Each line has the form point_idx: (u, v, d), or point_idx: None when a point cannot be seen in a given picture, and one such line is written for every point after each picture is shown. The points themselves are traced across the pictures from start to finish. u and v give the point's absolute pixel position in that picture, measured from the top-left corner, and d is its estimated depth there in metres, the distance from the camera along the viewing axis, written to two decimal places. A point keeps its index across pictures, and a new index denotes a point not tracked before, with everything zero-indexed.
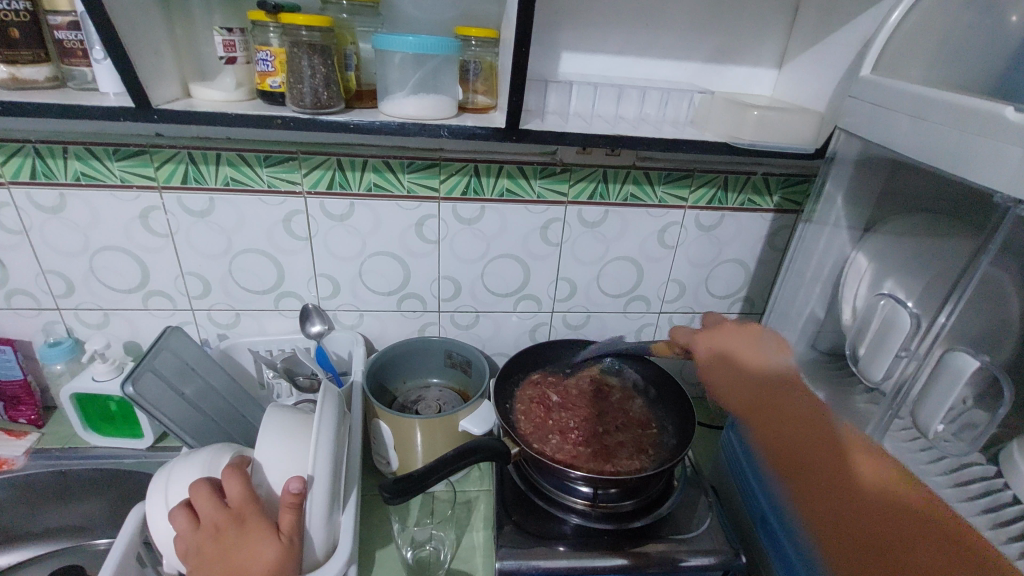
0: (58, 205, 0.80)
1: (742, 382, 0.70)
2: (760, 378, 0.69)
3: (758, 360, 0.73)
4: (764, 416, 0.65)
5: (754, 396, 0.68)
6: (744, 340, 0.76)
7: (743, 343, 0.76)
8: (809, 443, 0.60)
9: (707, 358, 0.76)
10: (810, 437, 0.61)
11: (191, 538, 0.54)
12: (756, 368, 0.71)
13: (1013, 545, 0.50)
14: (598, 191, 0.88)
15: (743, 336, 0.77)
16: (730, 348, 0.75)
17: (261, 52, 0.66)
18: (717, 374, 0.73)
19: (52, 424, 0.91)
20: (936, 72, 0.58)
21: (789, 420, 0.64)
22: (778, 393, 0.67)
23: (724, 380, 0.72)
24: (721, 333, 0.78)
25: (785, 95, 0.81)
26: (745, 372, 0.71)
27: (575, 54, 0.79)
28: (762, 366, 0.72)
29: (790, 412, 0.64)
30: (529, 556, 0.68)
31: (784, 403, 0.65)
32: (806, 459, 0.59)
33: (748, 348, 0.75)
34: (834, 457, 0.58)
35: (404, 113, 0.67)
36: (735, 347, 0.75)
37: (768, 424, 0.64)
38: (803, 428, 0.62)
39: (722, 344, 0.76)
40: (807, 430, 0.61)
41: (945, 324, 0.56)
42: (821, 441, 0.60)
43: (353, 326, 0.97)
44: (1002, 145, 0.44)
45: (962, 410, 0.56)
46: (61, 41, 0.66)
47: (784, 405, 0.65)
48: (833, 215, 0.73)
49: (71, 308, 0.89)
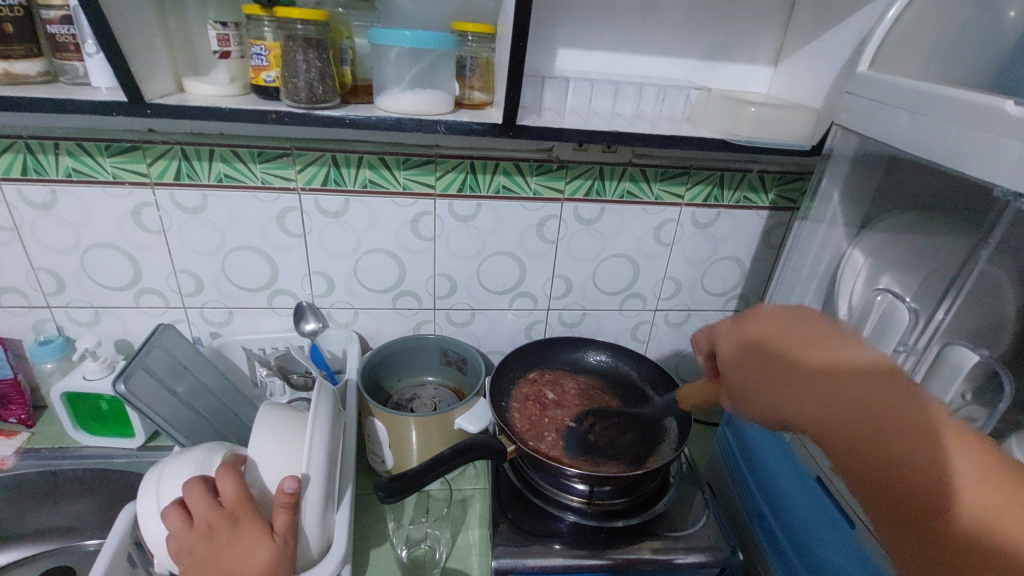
0: (49, 201, 0.79)
1: (787, 384, 0.53)
2: (824, 360, 0.52)
3: (816, 337, 0.55)
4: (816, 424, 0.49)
5: (810, 400, 0.50)
6: (791, 321, 0.59)
7: (798, 326, 0.58)
8: (874, 459, 0.44)
9: (752, 359, 0.59)
10: (872, 451, 0.44)
11: (184, 538, 0.53)
12: (813, 347, 0.54)
13: None
14: (594, 189, 0.87)
15: (791, 319, 0.59)
16: (774, 335, 0.59)
17: (256, 47, 0.65)
18: (758, 367, 0.58)
19: (43, 424, 0.90)
20: (931, 68, 0.59)
21: (874, 440, 0.44)
22: (831, 387, 0.49)
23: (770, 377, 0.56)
24: (764, 316, 0.62)
25: (781, 92, 0.81)
26: (802, 363, 0.53)
27: (572, 50, 0.79)
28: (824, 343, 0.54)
29: (858, 421, 0.46)
30: (525, 554, 0.68)
31: (858, 390, 0.47)
32: (881, 483, 0.43)
33: (808, 331, 0.57)
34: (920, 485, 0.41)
35: (400, 108, 0.67)
36: (781, 331, 0.58)
37: (836, 442, 0.47)
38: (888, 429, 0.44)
39: (767, 333, 0.59)
40: (875, 444, 0.44)
41: (943, 319, 0.56)
42: (907, 450, 0.42)
43: (347, 324, 0.96)
44: (1001, 139, 0.44)
45: (961, 405, 0.55)
46: (54, 35, 0.65)
47: (844, 409, 0.47)
48: (830, 212, 0.72)
49: (62, 306, 0.88)
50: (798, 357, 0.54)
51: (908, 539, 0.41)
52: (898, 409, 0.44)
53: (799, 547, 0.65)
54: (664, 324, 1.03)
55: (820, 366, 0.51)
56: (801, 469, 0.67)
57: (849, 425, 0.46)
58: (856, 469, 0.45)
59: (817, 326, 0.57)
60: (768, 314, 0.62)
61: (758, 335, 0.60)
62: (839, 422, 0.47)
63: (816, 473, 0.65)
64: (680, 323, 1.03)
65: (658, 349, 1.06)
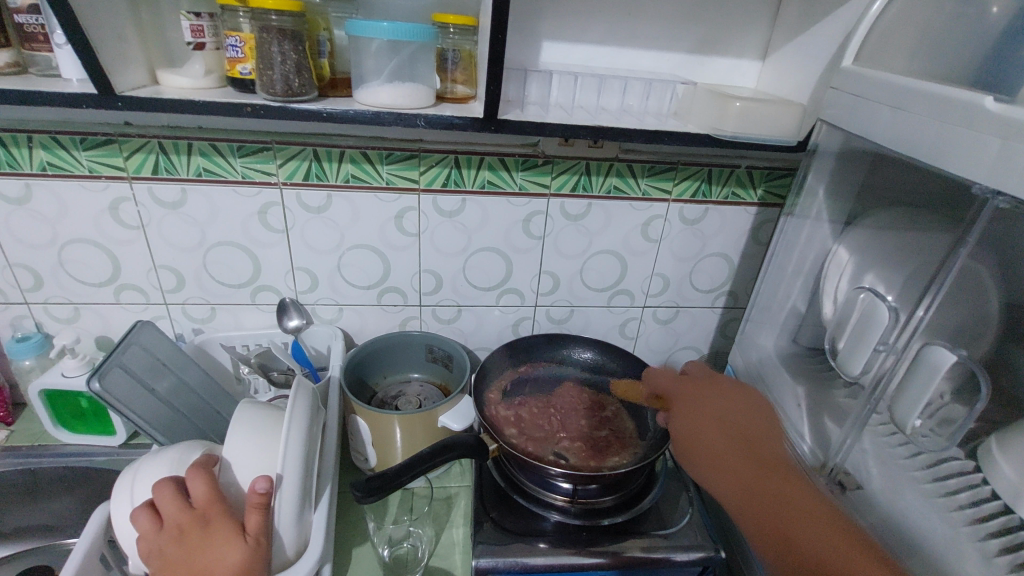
0: (23, 196, 0.78)
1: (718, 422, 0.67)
2: (738, 449, 0.63)
3: (741, 422, 0.66)
4: (734, 450, 0.63)
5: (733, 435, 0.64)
6: (725, 399, 0.69)
7: (736, 411, 0.67)
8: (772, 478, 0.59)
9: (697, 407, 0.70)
10: (770, 473, 0.60)
11: (154, 541, 0.52)
12: (735, 435, 0.64)
13: (992, 541, 0.49)
14: (581, 184, 0.86)
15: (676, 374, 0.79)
16: (718, 400, 0.69)
17: (230, 39, 0.63)
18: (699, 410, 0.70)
19: (22, 422, 0.89)
20: (917, 64, 0.58)
21: (771, 466, 0.60)
22: (749, 435, 0.64)
23: (694, 448, 0.66)
24: (707, 393, 0.71)
25: (768, 87, 0.80)
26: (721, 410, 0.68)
27: (557, 43, 0.77)
28: (743, 433, 0.65)
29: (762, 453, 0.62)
30: (505, 553, 0.67)
31: (747, 473, 0.60)
32: (772, 490, 0.58)
33: (733, 417, 0.67)
34: (795, 498, 0.57)
35: (379, 102, 0.66)
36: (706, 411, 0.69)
37: (745, 462, 0.61)
38: (770, 508, 0.57)
39: (689, 404, 0.71)
40: (772, 471, 0.60)
41: (923, 316, 0.55)
42: (789, 481, 0.59)
43: (332, 321, 0.95)
44: (980, 136, 0.43)
45: (939, 404, 0.54)
46: (22, 25, 0.63)
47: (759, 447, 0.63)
48: (816, 207, 0.72)
49: (40, 303, 0.87)
50: (733, 426, 0.65)
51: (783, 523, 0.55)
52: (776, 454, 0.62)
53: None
54: (653, 321, 1.03)
55: (755, 424, 0.66)
56: None
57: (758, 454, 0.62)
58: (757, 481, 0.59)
59: (750, 407, 0.67)
60: (703, 387, 0.72)
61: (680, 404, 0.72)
62: (753, 451, 0.62)
63: None
64: (669, 320, 1.03)
65: (647, 345, 1.06)
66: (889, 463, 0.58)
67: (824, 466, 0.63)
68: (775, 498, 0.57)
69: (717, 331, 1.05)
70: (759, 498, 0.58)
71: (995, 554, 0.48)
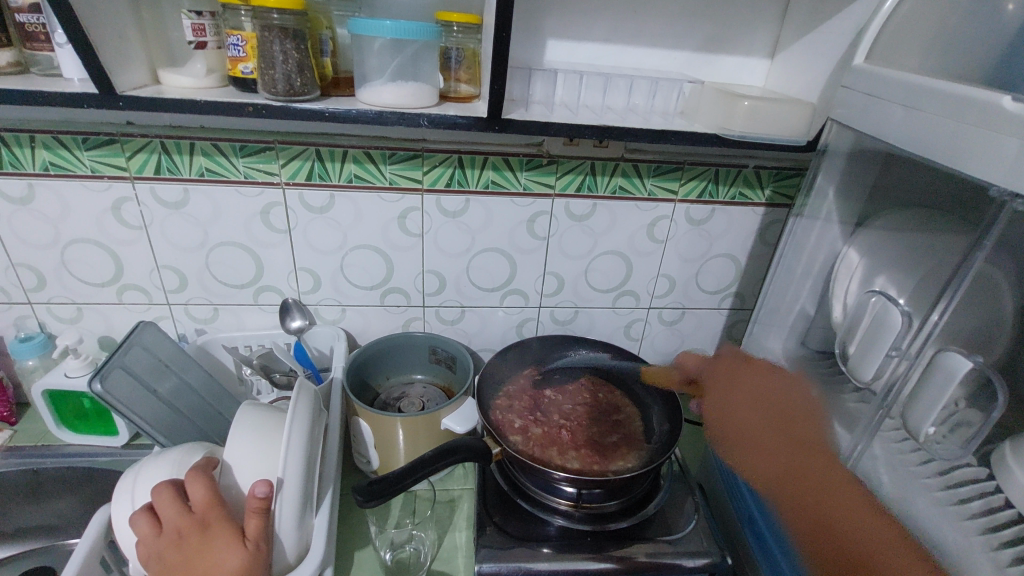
0: (26, 195, 0.77)
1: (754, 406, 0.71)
2: (771, 430, 0.67)
3: (773, 404, 0.69)
4: (772, 432, 0.66)
5: (768, 416, 0.68)
6: (762, 384, 0.72)
7: (765, 395, 0.70)
8: (806, 461, 0.62)
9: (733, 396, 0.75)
10: (807, 453, 0.63)
11: (152, 545, 0.52)
12: (768, 419, 0.68)
13: (1004, 551, 0.48)
14: (586, 184, 0.85)
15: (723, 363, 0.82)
16: (756, 386, 0.73)
17: (232, 37, 0.63)
18: (738, 396, 0.74)
19: (25, 422, 0.89)
20: (930, 63, 0.57)
21: (802, 445, 0.63)
22: (787, 415, 0.67)
23: (731, 429, 0.74)
24: (745, 377, 0.76)
25: (776, 86, 0.79)
26: (760, 393, 0.71)
27: (562, 42, 0.76)
28: (780, 413, 0.67)
29: (798, 431, 0.65)
30: (509, 557, 0.67)
31: (783, 452, 0.64)
32: (804, 471, 0.61)
33: (769, 397, 0.70)
34: (828, 479, 0.60)
35: (382, 102, 0.65)
36: (731, 394, 0.76)
37: (778, 444, 0.65)
38: (802, 488, 0.61)
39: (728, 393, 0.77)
40: (806, 452, 0.63)
41: (937, 321, 0.54)
42: (822, 462, 0.61)
43: (335, 321, 0.95)
44: (997, 136, 0.42)
45: (952, 411, 0.53)
46: (23, 24, 0.63)
47: (793, 425, 0.66)
48: (826, 209, 0.70)
49: (44, 302, 0.87)
50: (769, 409, 0.69)
51: (814, 504, 0.59)
52: (811, 431, 0.64)
53: (783, 539, 0.63)
54: (658, 322, 1.01)
55: (792, 404, 0.68)
56: None
57: (791, 434, 0.65)
58: (792, 464, 0.62)
59: (778, 388, 0.70)
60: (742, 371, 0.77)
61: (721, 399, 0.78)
62: (787, 432, 0.65)
63: None
64: (674, 321, 1.02)
65: (652, 347, 1.05)
66: (900, 470, 0.57)
67: None
68: (807, 479, 0.61)
69: (724, 332, 1.04)
70: (792, 479, 0.62)
71: (1008, 563, 0.47)
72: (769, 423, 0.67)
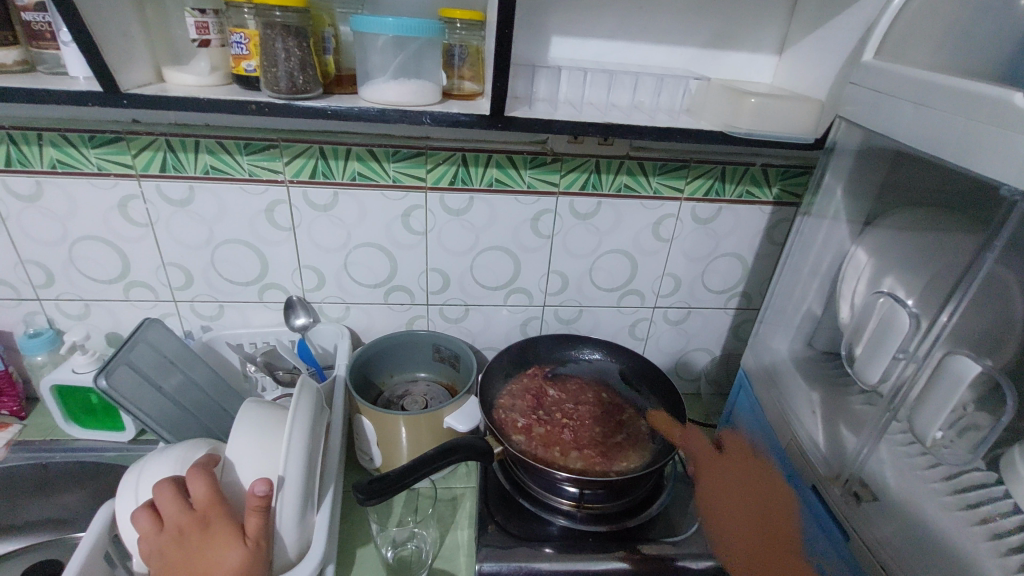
0: (34, 193, 0.78)
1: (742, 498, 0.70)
2: (750, 527, 0.66)
3: (758, 506, 0.67)
4: (750, 527, 0.66)
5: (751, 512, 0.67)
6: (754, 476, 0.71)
7: (761, 489, 0.68)
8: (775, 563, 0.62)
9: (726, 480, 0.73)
10: (776, 557, 0.62)
11: (154, 541, 0.52)
12: (755, 514, 0.67)
13: (1013, 556, 0.46)
14: (590, 182, 0.85)
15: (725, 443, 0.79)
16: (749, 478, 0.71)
17: (235, 35, 0.63)
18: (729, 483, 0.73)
19: (34, 416, 0.90)
20: (940, 59, 0.56)
21: (775, 547, 0.63)
22: (767, 512, 0.66)
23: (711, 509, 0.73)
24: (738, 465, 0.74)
25: (784, 82, 0.77)
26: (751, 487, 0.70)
27: (566, 38, 0.76)
28: (762, 510, 0.66)
29: (773, 531, 0.64)
30: (509, 557, 0.67)
31: (757, 550, 0.64)
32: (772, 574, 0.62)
33: (756, 492, 0.69)
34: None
35: (385, 99, 0.65)
36: (729, 477, 0.74)
37: (753, 542, 0.65)
38: None
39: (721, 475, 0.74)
40: (776, 555, 0.62)
41: (946, 322, 0.53)
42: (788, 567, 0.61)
43: (339, 319, 0.95)
44: (1009, 134, 0.41)
45: (962, 415, 0.51)
46: (29, 23, 0.63)
47: (770, 523, 0.65)
48: (834, 207, 0.70)
49: (52, 299, 0.88)
50: (754, 505, 0.67)
51: None
52: (785, 531, 0.63)
53: None
54: (664, 321, 1.01)
55: (775, 500, 0.66)
56: (798, 478, 0.64)
57: (767, 533, 0.64)
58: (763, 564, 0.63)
59: (774, 482, 0.68)
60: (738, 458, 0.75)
61: (710, 477, 0.76)
62: (763, 530, 0.65)
63: (812, 482, 0.62)
64: (680, 321, 1.01)
65: (657, 347, 1.04)
66: (906, 474, 0.56)
67: (838, 477, 0.60)
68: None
69: (730, 332, 1.03)
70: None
71: (1015, 570, 0.45)
72: (750, 517, 0.67)
